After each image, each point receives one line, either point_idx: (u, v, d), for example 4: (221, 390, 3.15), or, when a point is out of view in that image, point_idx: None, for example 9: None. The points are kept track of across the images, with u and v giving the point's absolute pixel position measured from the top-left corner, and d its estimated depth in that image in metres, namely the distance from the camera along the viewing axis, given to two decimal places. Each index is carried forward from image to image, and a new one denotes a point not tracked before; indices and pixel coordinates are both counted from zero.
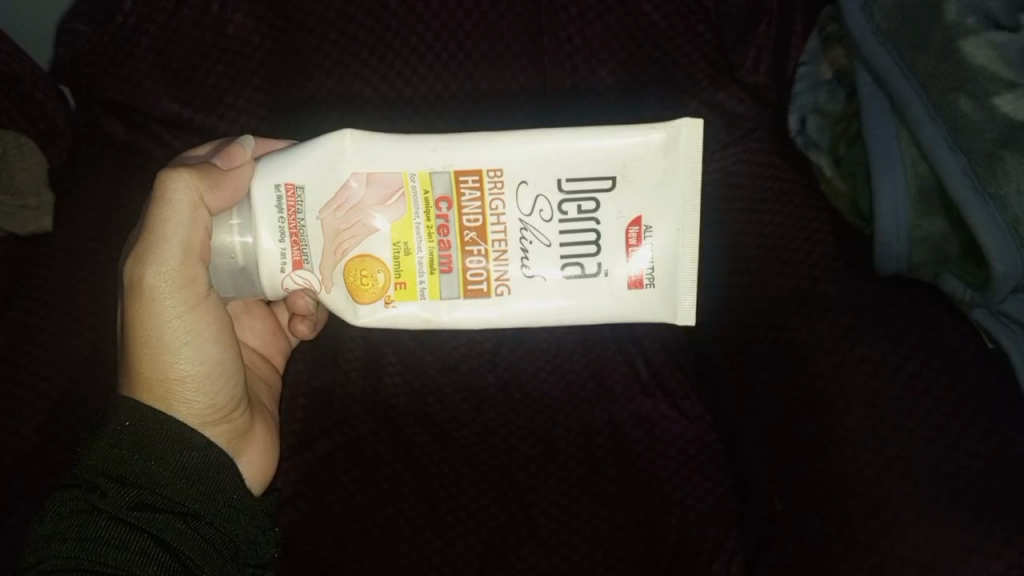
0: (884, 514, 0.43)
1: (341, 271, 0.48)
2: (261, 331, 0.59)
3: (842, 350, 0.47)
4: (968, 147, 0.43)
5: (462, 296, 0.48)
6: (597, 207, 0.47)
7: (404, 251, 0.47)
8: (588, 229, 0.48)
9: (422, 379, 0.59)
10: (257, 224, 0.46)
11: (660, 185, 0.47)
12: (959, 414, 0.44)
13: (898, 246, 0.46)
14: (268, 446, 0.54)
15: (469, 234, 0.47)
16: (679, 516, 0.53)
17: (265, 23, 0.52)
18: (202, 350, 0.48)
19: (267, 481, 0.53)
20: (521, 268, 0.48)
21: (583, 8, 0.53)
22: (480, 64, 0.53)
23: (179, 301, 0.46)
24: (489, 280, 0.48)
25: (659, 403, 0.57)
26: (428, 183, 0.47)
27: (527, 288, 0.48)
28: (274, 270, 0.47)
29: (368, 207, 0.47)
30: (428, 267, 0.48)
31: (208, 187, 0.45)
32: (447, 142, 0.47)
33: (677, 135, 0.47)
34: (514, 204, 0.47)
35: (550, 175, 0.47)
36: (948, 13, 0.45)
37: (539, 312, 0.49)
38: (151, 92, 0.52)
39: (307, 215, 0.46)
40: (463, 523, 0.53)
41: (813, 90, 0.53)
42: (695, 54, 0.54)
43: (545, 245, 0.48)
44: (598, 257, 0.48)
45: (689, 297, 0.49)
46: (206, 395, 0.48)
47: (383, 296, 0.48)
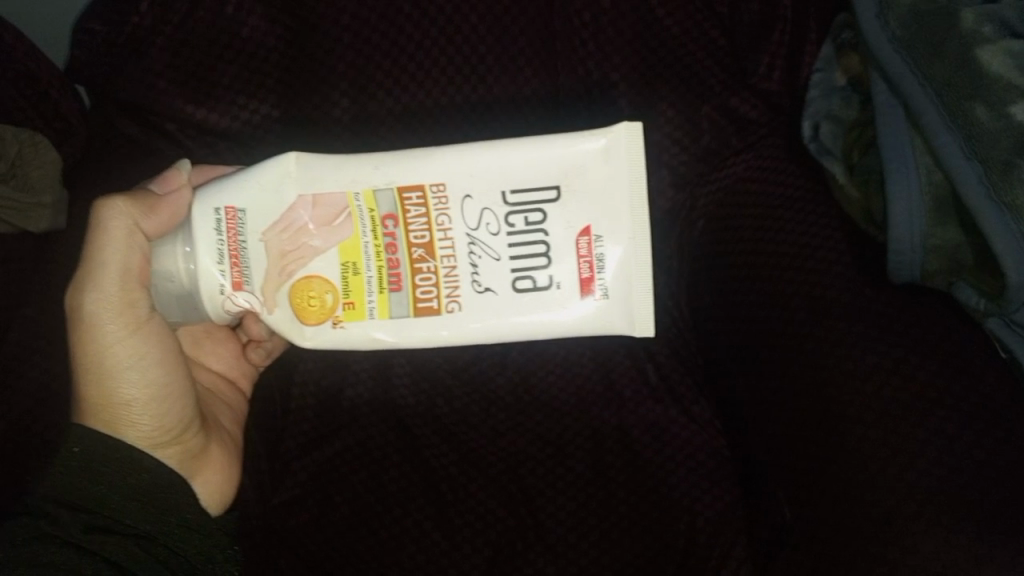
0: (894, 524, 0.42)
1: (285, 294, 0.49)
2: (222, 356, 0.62)
3: (854, 358, 0.47)
4: (984, 155, 0.43)
5: (414, 314, 0.49)
6: (544, 219, 0.48)
7: (353, 271, 0.49)
8: (538, 242, 0.49)
9: (431, 381, 0.58)
10: (197, 246, 0.48)
11: (601, 196, 0.48)
12: (973, 424, 0.43)
13: (910, 254, 0.46)
14: (226, 469, 0.56)
15: (417, 251, 0.48)
16: (688, 521, 0.53)
17: (279, 24, 0.52)
18: (147, 372, 0.50)
19: (226, 504, 0.56)
20: (472, 285, 0.49)
21: (596, 13, 0.53)
22: (493, 67, 0.53)
23: (122, 324, 0.49)
24: (439, 297, 0.49)
25: (669, 409, 0.57)
26: (373, 202, 0.48)
27: (479, 302, 0.49)
28: (215, 290, 0.48)
29: (309, 229, 0.48)
30: (378, 284, 0.49)
31: (142, 213, 0.48)
32: (390, 160, 0.48)
33: (617, 140, 0.48)
34: (459, 219, 0.48)
35: (493, 190, 0.48)
36: (964, 21, 0.45)
37: (492, 328, 0.49)
38: (166, 93, 0.52)
39: (248, 238, 0.48)
40: (471, 526, 0.53)
41: (826, 97, 0.53)
42: (708, 60, 0.54)
43: (494, 260, 0.49)
44: (549, 269, 0.49)
45: (642, 308, 0.50)
46: (152, 416, 0.50)
47: (330, 316, 0.49)
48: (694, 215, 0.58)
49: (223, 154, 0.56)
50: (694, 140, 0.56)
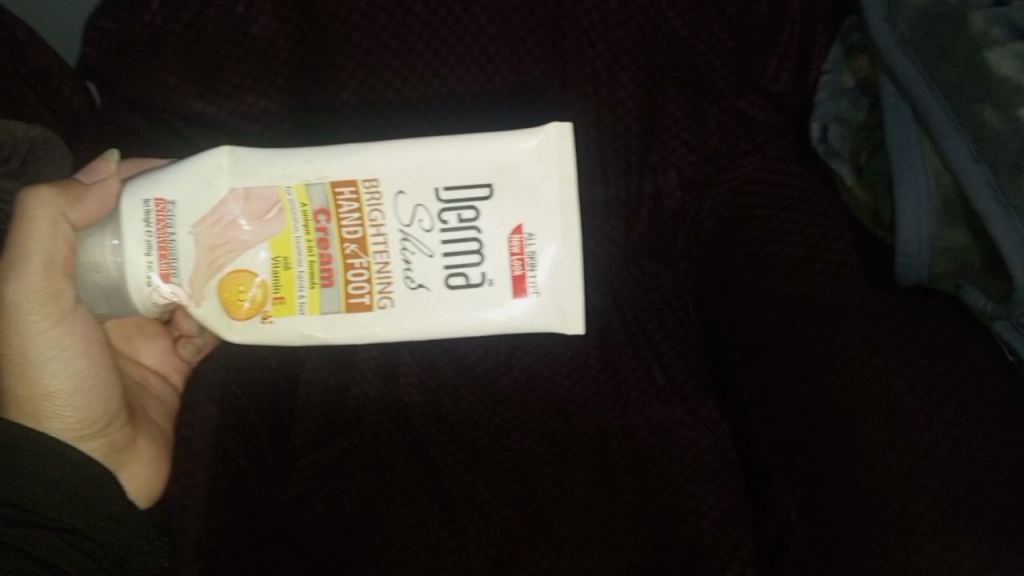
0: (899, 526, 0.42)
1: (214, 287, 0.48)
2: (156, 348, 0.57)
3: (861, 360, 0.47)
4: (993, 158, 0.43)
5: (345, 310, 0.49)
6: (476, 217, 0.48)
7: (283, 266, 0.48)
8: (470, 239, 0.48)
9: (437, 380, 0.59)
10: (124, 238, 0.46)
11: (533, 194, 0.49)
12: (979, 427, 0.43)
13: (918, 255, 0.46)
14: (157, 464, 0.51)
15: (350, 247, 0.48)
16: (693, 523, 0.53)
17: (289, 24, 0.52)
18: (72, 365, 0.45)
19: (155, 497, 0.51)
20: (405, 281, 0.49)
21: (606, 14, 0.52)
22: (502, 67, 0.54)
23: (46, 314, 0.44)
24: (372, 293, 0.49)
25: (674, 410, 0.57)
26: (305, 196, 0.48)
27: (411, 299, 0.49)
28: (140, 282, 0.46)
29: (240, 223, 0.47)
30: (309, 280, 0.48)
31: (73, 204, 0.45)
32: (323, 155, 0.48)
33: (549, 141, 0.49)
34: (393, 214, 0.48)
35: (427, 186, 0.48)
36: (973, 24, 0.45)
37: (423, 325, 0.49)
38: (176, 90, 0.53)
39: (177, 231, 0.46)
40: (477, 525, 0.54)
41: (835, 99, 0.52)
42: (717, 62, 0.54)
43: (427, 256, 0.48)
44: (480, 266, 0.49)
45: (570, 303, 0.50)
46: (79, 407, 0.45)
47: (260, 311, 0.48)
48: (703, 217, 0.59)
49: None
50: (704, 141, 0.56)
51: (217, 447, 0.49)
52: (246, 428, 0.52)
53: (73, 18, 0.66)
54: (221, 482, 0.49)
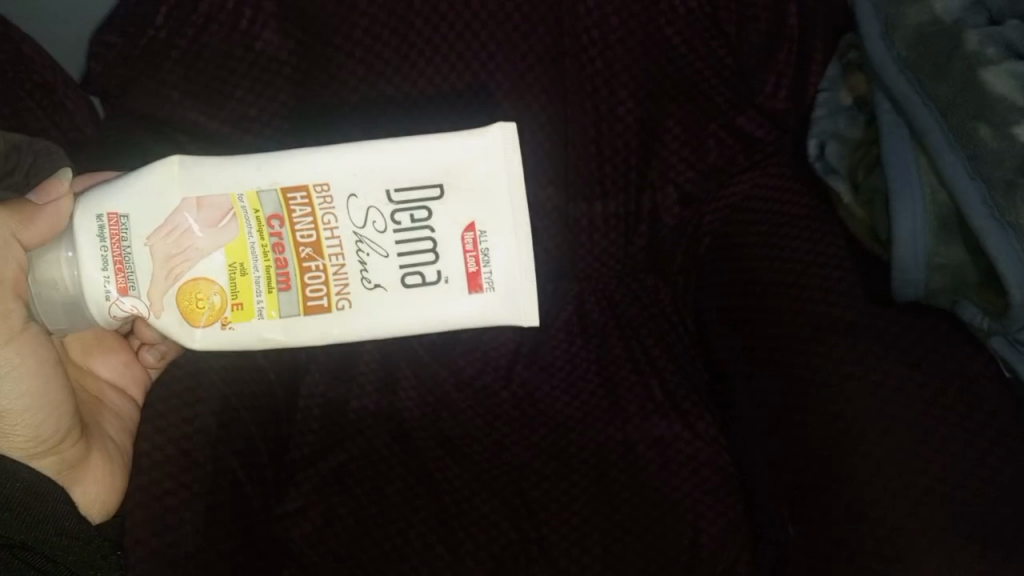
0: (897, 542, 0.43)
1: (173, 298, 0.46)
2: (117, 362, 0.53)
3: (858, 376, 0.47)
4: (987, 175, 0.44)
5: (303, 313, 0.48)
6: (429, 216, 0.49)
7: (240, 272, 0.47)
8: (424, 238, 0.49)
9: (436, 393, 0.59)
10: (80, 252, 0.44)
11: (483, 192, 0.49)
12: (979, 442, 0.44)
13: (915, 272, 0.46)
14: (111, 479, 0.48)
15: (305, 250, 0.48)
16: (691, 538, 0.53)
17: (292, 39, 0.52)
18: (24, 385, 0.41)
19: (110, 511, 0.47)
20: (362, 282, 0.49)
21: (605, 31, 0.53)
22: (503, 83, 0.54)
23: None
24: (329, 295, 0.48)
25: (673, 424, 0.57)
26: (257, 202, 0.47)
27: (369, 299, 0.49)
28: (98, 296, 0.45)
29: (193, 234, 0.46)
30: (266, 285, 0.47)
31: (20, 222, 0.42)
32: (271, 159, 0.48)
33: (493, 140, 0.49)
34: (346, 217, 0.48)
35: (378, 188, 0.48)
36: (968, 43, 0.45)
37: (382, 325, 0.49)
38: (179, 104, 0.53)
39: (131, 243, 0.45)
40: (474, 539, 0.53)
41: (833, 116, 0.54)
42: (716, 80, 0.55)
43: (382, 257, 0.49)
44: (435, 265, 0.49)
45: (527, 298, 0.50)
46: (30, 425, 0.42)
47: (220, 318, 0.47)
48: (702, 232, 0.60)
49: None
50: (701, 158, 0.57)
51: (217, 459, 0.49)
52: (245, 440, 0.52)
53: (80, 30, 0.66)
54: (217, 495, 0.48)
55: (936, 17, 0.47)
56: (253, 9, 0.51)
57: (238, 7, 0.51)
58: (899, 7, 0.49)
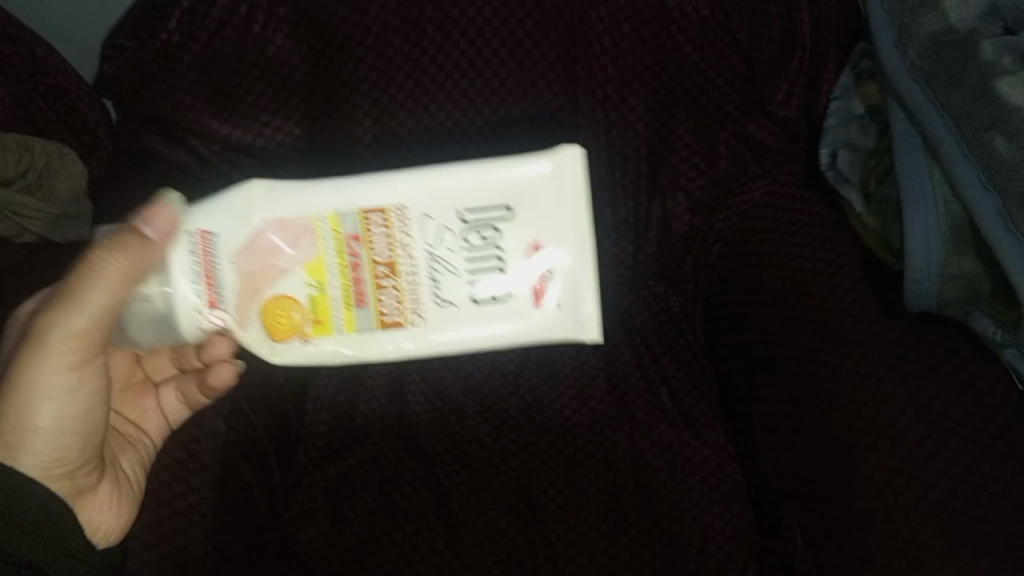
0: (908, 553, 0.42)
1: (258, 312, 0.45)
2: (148, 406, 0.53)
3: (868, 387, 0.47)
4: (1001, 186, 0.43)
5: (379, 329, 0.46)
6: (499, 236, 0.45)
7: (319, 290, 0.45)
8: (493, 258, 0.46)
9: (444, 399, 0.59)
10: (172, 271, 0.44)
11: (552, 211, 0.45)
12: (990, 454, 0.43)
13: (927, 281, 0.46)
14: (119, 512, 0.47)
15: (381, 269, 0.45)
16: (699, 547, 0.53)
17: (305, 45, 0.53)
18: (68, 410, 0.42)
19: (110, 544, 0.47)
20: (434, 299, 0.46)
21: (617, 39, 0.53)
22: (514, 90, 0.54)
23: (62, 359, 0.41)
24: (404, 311, 0.46)
25: (682, 432, 0.57)
26: (337, 223, 0.45)
27: (443, 317, 0.46)
28: (190, 309, 0.44)
29: (280, 250, 0.45)
30: (343, 302, 0.45)
31: (137, 265, 0.42)
32: (351, 181, 0.45)
33: (561, 163, 0.45)
34: (419, 236, 0.45)
35: (449, 208, 0.45)
36: (983, 53, 0.45)
37: (455, 341, 0.46)
38: (191, 108, 0.53)
39: (219, 261, 0.45)
40: (481, 546, 0.53)
41: (844, 125, 0.53)
42: (727, 86, 0.55)
43: (454, 275, 0.46)
44: (504, 281, 0.46)
45: (588, 312, 0.46)
46: (56, 447, 0.42)
47: (299, 332, 0.45)
48: (710, 240, 0.60)
49: (247, 172, 0.56)
50: (712, 164, 0.57)
51: (225, 462, 0.49)
52: (254, 445, 0.52)
53: (95, 36, 0.67)
54: (226, 498, 0.48)
55: (950, 26, 0.47)
56: (265, 14, 0.52)
57: (251, 12, 0.52)
58: (912, 15, 0.48)
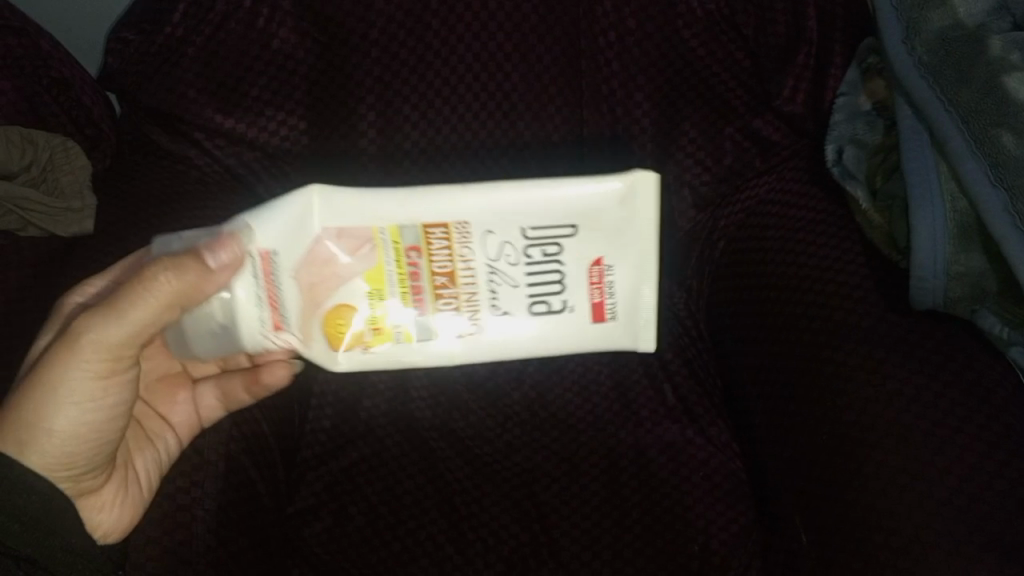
0: (912, 552, 0.42)
1: (319, 323, 0.46)
2: (178, 398, 0.51)
3: (874, 385, 0.47)
4: (1009, 183, 0.43)
5: (437, 337, 0.46)
6: (560, 251, 0.46)
7: (378, 298, 0.46)
8: (554, 272, 0.46)
9: (448, 395, 0.59)
10: (235, 289, 0.44)
11: (618, 232, 0.46)
12: (995, 453, 0.43)
13: (933, 279, 0.46)
14: (126, 509, 0.46)
15: (440, 280, 0.46)
16: (702, 544, 0.53)
17: (310, 39, 0.53)
18: (87, 417, 0.42)
19: (117, 538, 0.46)
20: (491, 309, 0.47)
21: (622, 34, 0.53)
22: (519, 85, 0.54)
23: (88, 367, 0.40)
24: (461, 321, 0.46)
25: (686, 429, 0.57)
26: (397, 235, 0.45)
27: (498, 326, 0.47)
28: (253, 329, 0.45)
29: (338, 261, 0.45)
30: (403, 311, 0.46)
31: (190, 289, 0.41)
32: (412, 194, 0.45)
33: (633, 187, 0.46)
34: (481, 250, 0.46)
35: (514, 225, 0.45)
36: (992, 49, 0.45)
37: (510, 348, 0.47)
38: (196, 102, 0.53)
39: (281, 277, 0.44)
40: (485, 541, 0.53)
41: (850, 121, 0.53)
42: (732, 82, 0.55)
43: (512, 287, 0.46)
44: (562, 294, 0.47)
45: (646, 330, 0.48)
46: (69, 449, 0.41)
47: (360, 342, 0.46)
48: (716, 236, 0.59)
49: (254, 168, 0.56)
50: (717, 160, 0.57)
51: (228, 458, 0.49)
52: (257, 440, 0.52)
53: (98, 27, 0.66)
54: (229, 493, 0.48)
55: (958, 22, 0.47)
56: (270, 9, 0.52)
57: (254, 6, 0.52)
58: (920, 11, 0.48)
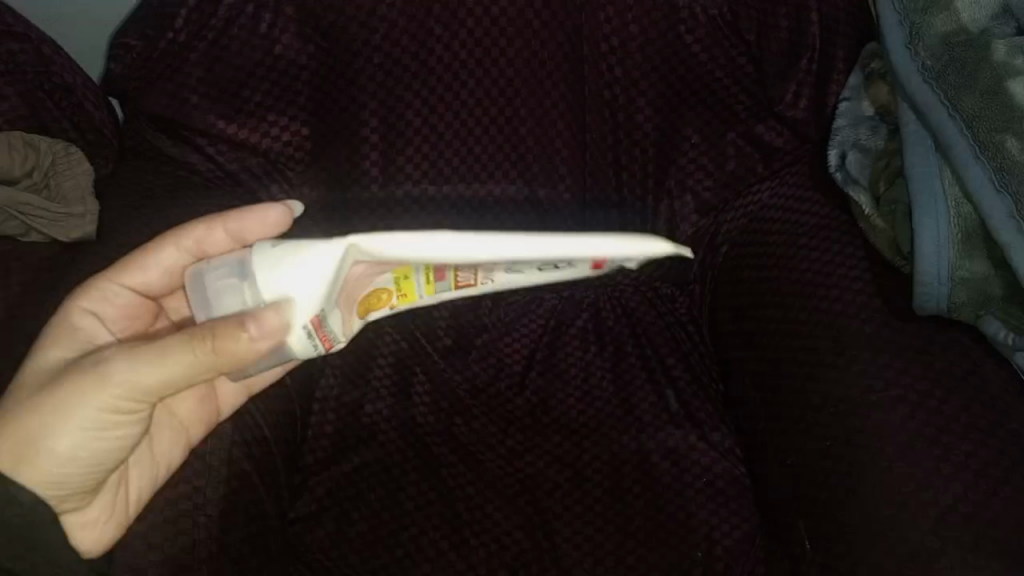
0: (919, 558, 0.42)
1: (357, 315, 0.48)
2: (194, 399, 0.49)
3: (877, 390, 0.47)
4: (1014, 188, 0.43)
5: (454, 287, 0.51)
6: (571, 263, 0.49)
7: (402, 277, 0.48)
8: (562, 263, 0.51)
9: (450, 400, 0.59)
10: (289, 345, 0.42)
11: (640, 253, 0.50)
12: (1001, 459, 0.43)
13: (938, 285, 0.46)
14: (114, 524, 0.45)
15: (460, 265, 0.48)
16: (706, 550, 0.52)
17: (311, 44, 0.53)
18: (92, 446, 0.40)
19: (101, 549, 0.45)
20: (504, 273, 0.50)
21: (624, 39, 0.54)
22: (522, 90, 0.54)
23: (105, 401, 0.39)
24: (477, 278, 0.51)
25: (688, 435, 0.56)
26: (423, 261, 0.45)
27: (510, 281, 0.51)
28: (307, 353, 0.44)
29: (369, 270, 0.45)
30: (425, 279, 0.49)
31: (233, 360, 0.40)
32: (444, 247, 0.43)
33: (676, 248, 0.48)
34: (502, 266, 0.46)
35: (534, 263, 0.45)
36: (995, 53, 0.45)
37: (516, 286, 0.54)
38: (197, 107, 0.53)
39: (326, 320, 0.43)
40: (487, 547, 0.53)
41: (854, 126, 0.53)
42: (735, 88, 0.56)
43: (529, 266, 0.50)
44: (566, 266, 0.51)
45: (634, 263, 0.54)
46: (68, 473, 0.40)
47: (389, 303, 0.50)
48: (718, 241, 0.59)
49: (252, 171, 0.56)
50: (719, 166, 0.58)
51: (231, 463, 0.49)
52: (259, 445, 0.52)
53: (104, 36, 0.67)
54: (231, 497, 0.48)
55: (961, 26, 0.47)
56: (273, 13, 0.52)
57: (257, 11, 0.52)
58: (923, 16, 0.48)
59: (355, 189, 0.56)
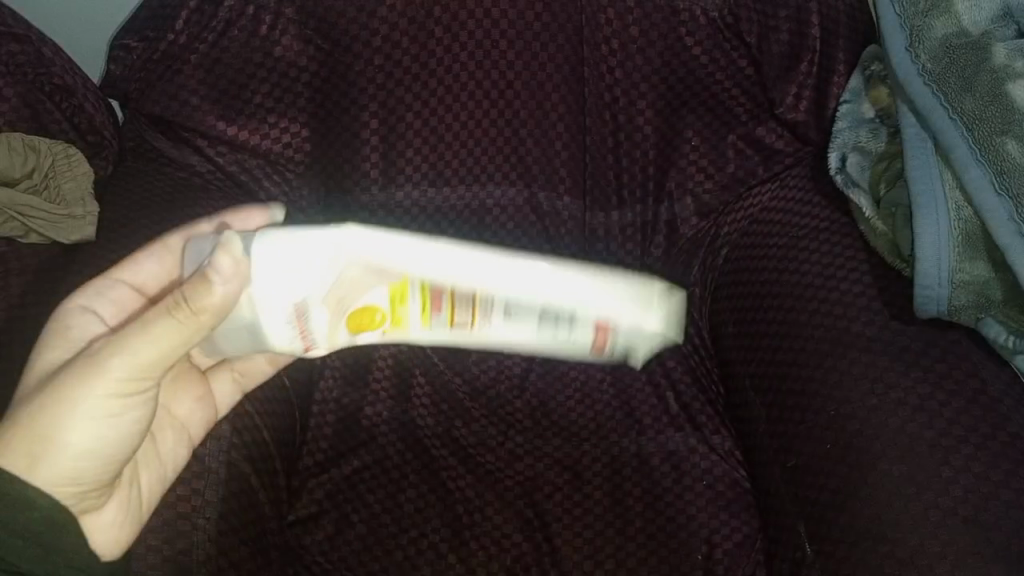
0: (919, 563, 0.42)
1: (343, 323, 0.41)
2: (191, 398, 0.47)
3: (878, 394, 0.47)
4: (1014, 191, 0.43)
5: (445, 327, 0.43)
6: (575, 317, 0.41)
7: (399, 300, 0.42)
8: (563, 317, 0.41)
9: (450, 402, 0.59)
10: (263, 322, 0.39)
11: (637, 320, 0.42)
12: (1001, 464, 0.43)
13: (937, 287, 0.46)
14: (131, 520, 0.43)
15: (458, 298, 0.41)
16: (706, 553, 0.52)
17: (313, 46, 0.53)
18: (103, 434, 0.38)
19: (120, 549, 0.42)
20: (495, 320, 0.42)
21: (624, 41, 0.55)
22: (522, 92, 0.54)
23: (110, 387, 0.37)
24: (473, 318, 0.42)
25: (689, 438, 0.57)
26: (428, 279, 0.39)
27: (500, 328, 0.42)
28: (285, 346, 0.41)
29: (365, 279, 0.40)
30: (421, 307, 0.42)
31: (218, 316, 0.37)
32: (443, 254, 0.38)
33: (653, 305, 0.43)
34: (498, 299, 0.40)
35: (532, 299, 0.40)
36: (996, 57, 0.45)
37: (515, 343, 0.43)
38: (198, 109, 0.53)
39: (314, 311, 0.39)
40: (486, 550, 0.53)
41: (854, 128, 0.53)
42: (736, 91, 0.56)
43: (526, 314, 0.41)
44: (570, 327, 0.42)
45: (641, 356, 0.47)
46: (81, 465, 0.38)
47: (378, 329, 0.43)
48: (719, 244, 0.59)
49: (254, 173, 0.56)
50: (719, 168, 0.58)
51: (230, 465, 0.49)
52: (258, 447, 0.51)
53: (105, 38, 0.67)
54: (230, 501, 0.48)
55: (962, 30, 0.47)
56: (274, 16, 0.52)
57: (258, 13, 0.52)
58: (924, 19, 0.48)
59: (354, 194, 0.55)
